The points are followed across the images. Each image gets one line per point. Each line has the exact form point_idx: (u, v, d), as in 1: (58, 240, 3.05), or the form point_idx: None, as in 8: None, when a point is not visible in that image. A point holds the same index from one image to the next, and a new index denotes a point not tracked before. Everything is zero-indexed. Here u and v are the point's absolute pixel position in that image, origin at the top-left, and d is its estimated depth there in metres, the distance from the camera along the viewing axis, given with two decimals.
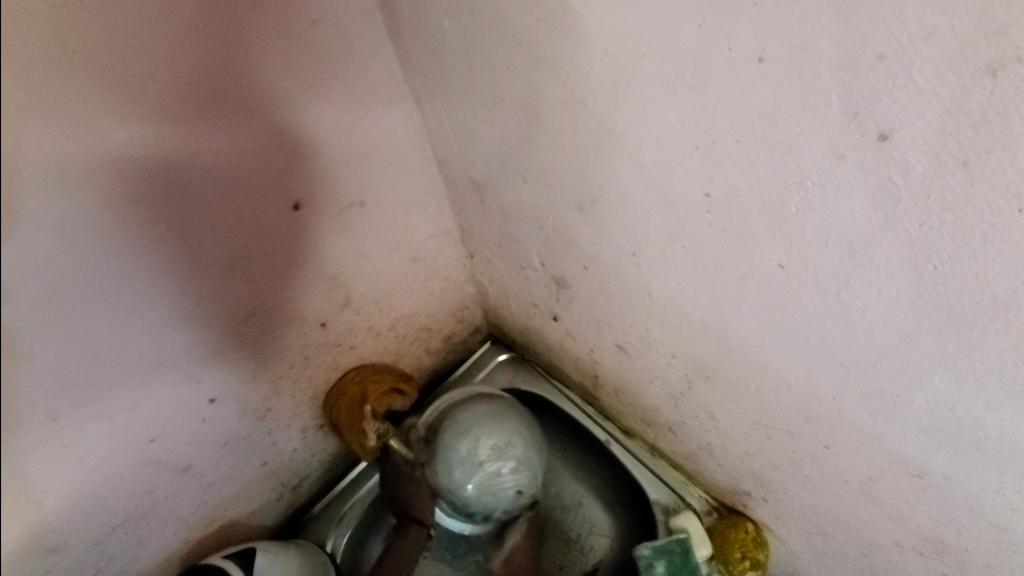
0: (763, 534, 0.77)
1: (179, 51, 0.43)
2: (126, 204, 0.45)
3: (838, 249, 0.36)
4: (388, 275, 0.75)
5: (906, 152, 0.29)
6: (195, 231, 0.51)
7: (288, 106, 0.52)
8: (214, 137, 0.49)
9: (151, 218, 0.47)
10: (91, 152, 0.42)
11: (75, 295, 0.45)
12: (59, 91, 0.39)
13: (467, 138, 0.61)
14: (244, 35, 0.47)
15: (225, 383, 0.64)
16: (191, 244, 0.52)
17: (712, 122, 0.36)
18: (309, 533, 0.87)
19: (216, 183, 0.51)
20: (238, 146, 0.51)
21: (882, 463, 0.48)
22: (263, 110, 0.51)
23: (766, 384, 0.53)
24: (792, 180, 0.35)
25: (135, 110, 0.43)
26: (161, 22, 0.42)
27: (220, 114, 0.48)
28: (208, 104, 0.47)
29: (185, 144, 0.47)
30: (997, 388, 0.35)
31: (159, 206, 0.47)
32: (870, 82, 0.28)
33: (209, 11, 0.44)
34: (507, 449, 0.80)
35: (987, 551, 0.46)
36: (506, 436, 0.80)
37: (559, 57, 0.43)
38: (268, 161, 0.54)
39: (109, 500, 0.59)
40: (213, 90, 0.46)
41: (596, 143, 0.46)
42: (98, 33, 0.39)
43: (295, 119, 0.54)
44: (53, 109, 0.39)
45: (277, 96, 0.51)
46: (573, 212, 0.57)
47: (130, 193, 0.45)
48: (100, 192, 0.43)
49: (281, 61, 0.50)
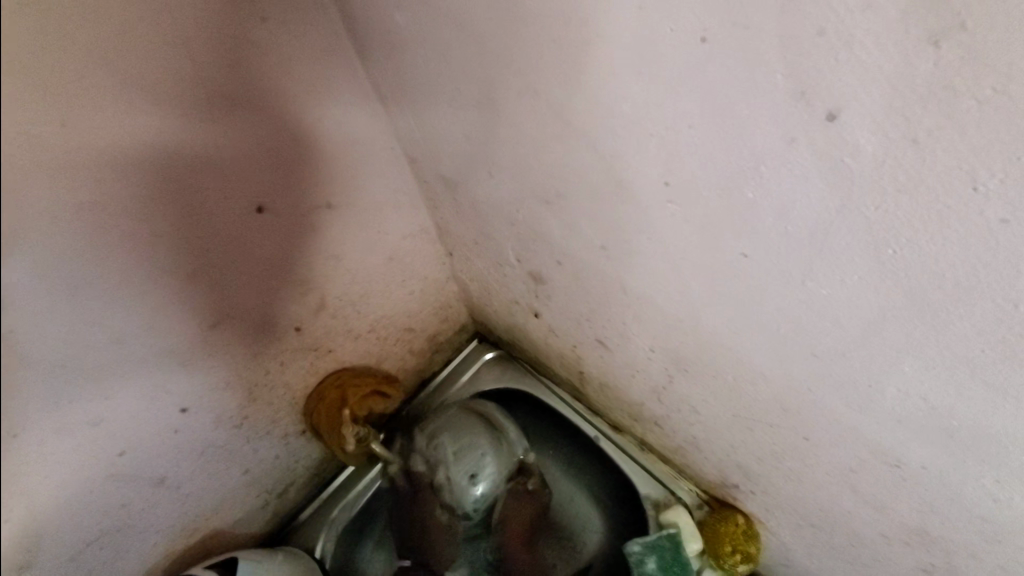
0: (753, 527, 0.76)
1: (185, 48, 0.45)
2: (121, 195, 0.46)
3: (799, 236, 0.35)
4: (364, 277, 0.74)
5: (856, 132, 0.28)
6: (187, 224, 0.52)
7: (281, 104, 0.54)
8: (214, 133, 0.50)
9: (143, 211, 0.48)
10: (88, 142, 0.42)
11: (54, 290, 0.44)
12: (62, 80, 0.40)
13: (433, 134, 0.60)
14: (250, 36, 0.49)
15: (196, 393, 0.63)
16: (179, 239, 0.52)
17: (663, 109, 0.35)
18: (297, 540, 0.86)
19: (211, 178, 0.52)
20: (234, 143, 0.52)
21: (862, 454, 0.47)
22: (261, 108, 0.52)
23: (742, 376, 0.52)
24: (748, 166, 0.34)
25: (139, 103, 0.44)
26: (174, 21, 0.43)
27: (222, 112, 0.49)
28: (212, 101, 0.48)
29: (186, 139, 0.48)
30: (967, 373, 0.33)
31: (154, 198, 0.48)
32: (814, 59, 0.27)
33: (220, 14, 0.46)
34: (471, 451, 0.84)
35: (971, 541, 0.45)
36: (462, 443, 0.85)
37: (510, 47, 0.41)
38: (261, 159, 0.54)
39: (81, 515, 0.58)
40: (217, 89, 0.48)
41: (556, 134, 0.45)
42: (80, 34, 0.39)
43: (289, 118, 0.55)
44: (53, 99, 0.40)
45: (273, 95, 0.52)
46: (542, 207, 0.55)
47: (126, 184, 0.46)
48: (93, 181, 0.44)
49: (284, 62, 0.52)
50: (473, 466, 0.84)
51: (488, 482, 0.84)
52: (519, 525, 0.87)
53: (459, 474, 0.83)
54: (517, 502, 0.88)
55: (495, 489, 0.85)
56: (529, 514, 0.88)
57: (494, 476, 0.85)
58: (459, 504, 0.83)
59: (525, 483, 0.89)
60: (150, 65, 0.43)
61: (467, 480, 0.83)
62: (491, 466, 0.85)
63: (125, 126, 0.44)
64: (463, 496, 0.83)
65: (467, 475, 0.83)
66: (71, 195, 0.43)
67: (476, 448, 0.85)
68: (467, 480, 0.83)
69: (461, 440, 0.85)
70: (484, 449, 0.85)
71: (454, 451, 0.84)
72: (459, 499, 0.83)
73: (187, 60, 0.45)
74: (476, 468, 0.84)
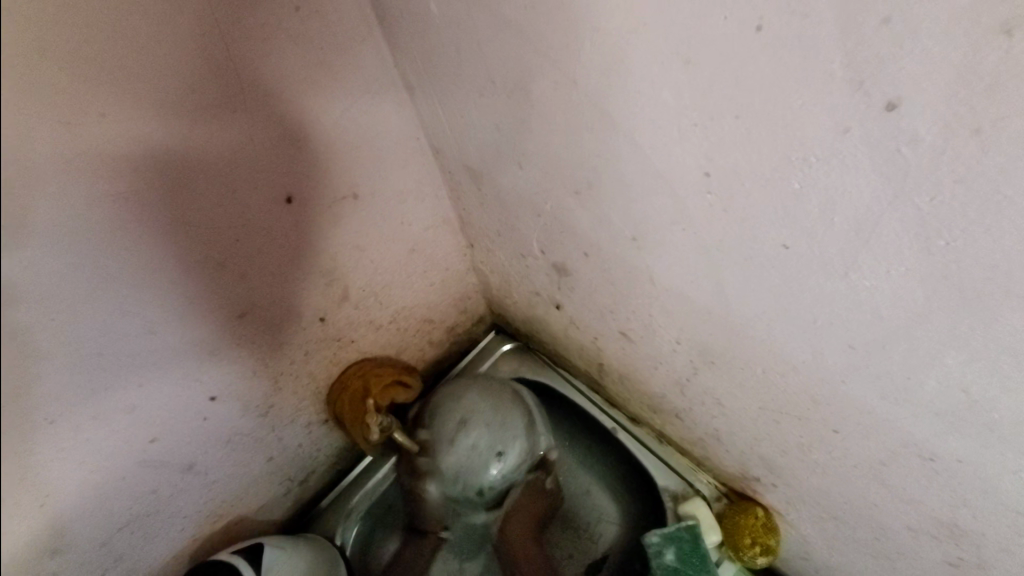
0: (773, 519, 0.75)
1: (199, 45, 0.44)
2: (136, 198, 0.45)
3: (844, 229, 0.35)
4: (387, 268, 0.74)
5: (916, 122, 0.27)
6: (199, 222, 0.51)
7: (298, 100, 0.53)
8: (227, 131, 0.49)
9: (159, 212, 0.47)
10: (106, 145, 0.42)
11: (74, 291, 0.44)
12: (80, 82, 0.39)
13: (460, 124, 0.60)
14: (269, 32, 0.48)
15: (225, 381, 0.63)
16: (192, 238, 0.51)
17: (709, 99, 0.35)
18: (318, 527, 0.87)
19: (223, 177, 0.51)
20: (247, 141, 0.51)
21: (894, 447, 0.47)
22: (276, 105, 0.51)
23: (772, 368, 0.52)
24: (795, 155, 0.33)
25: (154, 103, 0.43)
26: (190, 16, 0.43)
27: (236, 109, 0.49)
28: (225, 99, 0.47)
29: (199, 138, 0.47)
30: (1014, 367, 0.33)
31: (167, 198, 0.47)
32: (875, 46, 0.26)
33: (238, 11, 0.45)
34: (504, 430, 0.82)
35: (1005, 535, 0.45)
36: (495, 413, 0.82)
37: (547, 36, 0.41)
38: (275, 154, 0.54)
39: (114, 499, 0.58)
40: (231, 86, 0.47)
41: (590, 125, 0.45)
42: (101, 33, 0.39)
43: (304, 113, 0.54)
44: (71, 101, 0.39)
45: (290, 91, 0.52)
46: (571, 197, 0.55)
47: (139, 186, 0.45)
48: (108, 184, 0.43)
49: (301, 57, 0.51)
50: (501, 442, 0.81)
51: (506, 469, 0.81)
52: (529, 520, 0.86)
53: (487, 451, 0.80)
54: (529, 498, 0.87)
55: (508, 474, 0.82)
56: (539, 509, 0.87)
57: (516, 460, 0.82)
58: (471, 484, 0.80)
59: (543, 480, 0.88)
60: (169, 55, 0.43)
61: (493, 458, 0.80)
62: (517, 448, 0.82)
63: (146, 121, 0.43)
64: (485, 469, 0.80)
65: (496, 452, 0.80)
66: (101, 191, 0.43)
67: (510, 432, 0.82)
68: (491, 455, 0.80)
69: (500, 418, 0.82)
70: (517, 429, 0.83)
71: (489, 422, 0.81)
72: (476, 475, 0.80)
73: (204, 49, 0.44)
74: (504, 443, 0.81)
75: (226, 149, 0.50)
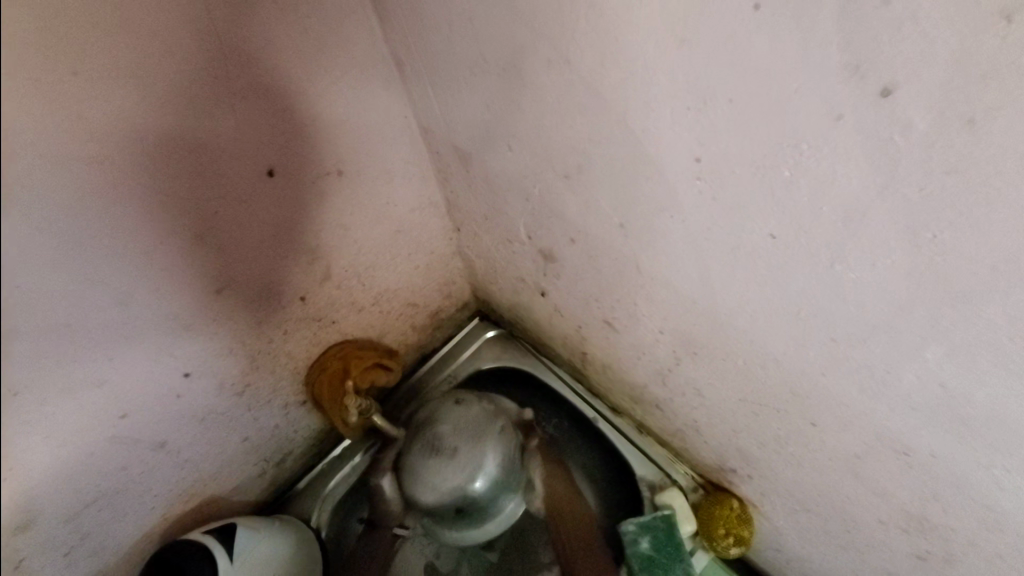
0: (747, 511, 0.76)
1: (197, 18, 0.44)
2: (120, 167, 0.44)
3: (833, 218, 0.35)
4: (370, 249, 0.73)
5: (909, 109, 0.27)
6: (183, 193, 0.49)
7: (285, 71, 0.52)
8: (218, 103, 0.48)
9: (142, 182, 0.46)
10: (92, 113, 0.41)
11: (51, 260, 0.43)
12: (68, 47, 0.38)
13: (449, 101, 0.59)
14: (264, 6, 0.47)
15: (199, 358, 0.62)
16: (174, 210, 0.50)
17: (704, 81, 0.34)
18: (293, 509, 0.87)
19: (210, 149, 0.50)
20: (240, 114, 0.50)
21: (870, 440, 0.47)
22: (268, 80, 0.51)
23: (753, 359, 0.52)
24: (787, 142, 0.33)
25: (147, 74, 0.43)
26: None
27: (228, 82, 0.48)
28: (218, 72, 0.47)
29: (189, 111, 0.46)
30: (990, 361, 0.33)
31: (153, 169, 0.46)
32: (874, 29, 0.26)
33: None
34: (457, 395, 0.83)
35: (974, 530, 0.45)
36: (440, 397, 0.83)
37: (543, 11, 0.40)
38: (264, 130, 0.53)
39: (81, 475, 0.57)
40: (225, 60, 0.47)
41: (584, 107, 0.44)
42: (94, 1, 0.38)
43: (293, 87, 0.53)
44: (59, 67, 0.38)
45: (281, 65, 0.51)
46: (560, 180, 0.54)
47: (123, 157, 0.44)
48: (89, 152, 0.42)
49: (295, 34, 0.51)
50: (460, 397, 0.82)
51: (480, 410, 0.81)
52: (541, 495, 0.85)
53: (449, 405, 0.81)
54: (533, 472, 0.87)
55: (491, 421, 0.80)
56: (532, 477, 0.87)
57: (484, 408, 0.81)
58: (462, 439, 0.77)
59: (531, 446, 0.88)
60: (153, 19, 0.41)
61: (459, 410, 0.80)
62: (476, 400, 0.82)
63: (136, 92, 0.42)
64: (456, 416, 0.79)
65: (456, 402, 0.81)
66: (80, 159, 0.41)
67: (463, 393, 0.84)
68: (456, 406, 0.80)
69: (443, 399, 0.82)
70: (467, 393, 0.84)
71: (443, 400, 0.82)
72: (457, 429, 0.78)
73: (196, 19, 0.44)
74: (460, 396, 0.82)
75: (215, 120, 0.49)
